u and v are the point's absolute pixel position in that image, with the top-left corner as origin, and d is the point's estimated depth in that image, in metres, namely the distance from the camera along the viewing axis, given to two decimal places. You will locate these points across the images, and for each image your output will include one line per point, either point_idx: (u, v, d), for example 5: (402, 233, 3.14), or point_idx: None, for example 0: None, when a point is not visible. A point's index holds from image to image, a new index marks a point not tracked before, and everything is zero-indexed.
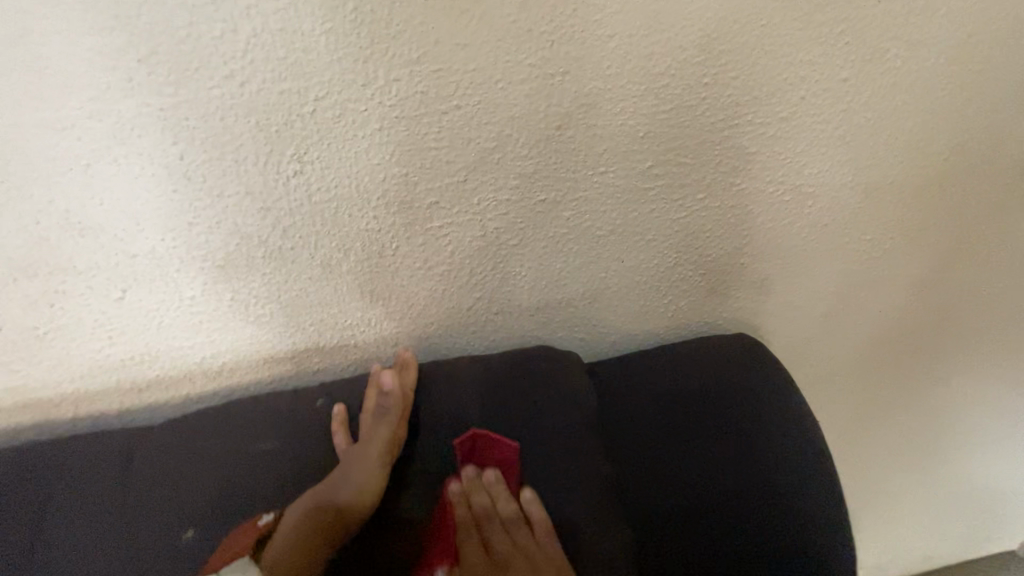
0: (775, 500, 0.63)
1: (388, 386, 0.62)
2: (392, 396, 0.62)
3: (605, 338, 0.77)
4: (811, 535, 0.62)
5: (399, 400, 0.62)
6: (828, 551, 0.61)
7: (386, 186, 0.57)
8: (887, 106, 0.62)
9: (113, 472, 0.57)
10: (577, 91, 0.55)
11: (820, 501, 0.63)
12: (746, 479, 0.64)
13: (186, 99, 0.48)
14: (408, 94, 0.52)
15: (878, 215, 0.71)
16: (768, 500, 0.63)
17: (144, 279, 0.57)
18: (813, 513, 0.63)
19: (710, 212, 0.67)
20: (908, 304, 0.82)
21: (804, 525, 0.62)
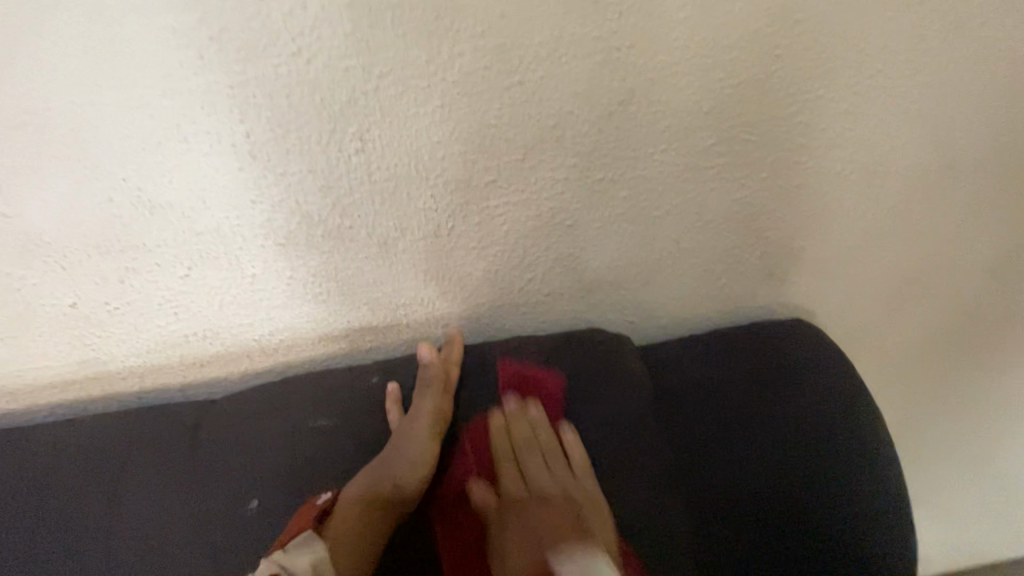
0: (847, 496, 0.61)
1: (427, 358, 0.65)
2: (432, 367, 0.65)
3: (656, 320, 0.73)
4: (884, 533, 0.60)
5: (438, 370, 0.65)
6: (900, 551, 0.60)
7: (444, 164, 0.55)
8: (972, 78, 0.57)
9: (185, 441, 0.61)
10: (644, 64, 0.52)
11: (893, 499, 0.61)
12: (814, 474, 0.62)
13: (254, 77, 0.48)
14: (471, 69, 0.50)
15: (957, 197, 0.66)
16: (838, 495, 0.61)
17: (210, 257, 0.58)
18: (886, 511, 0.61)
19: (777, 193, 0.63)
20: (991, 297, 0.76)
21: (877, 523, 0.60)
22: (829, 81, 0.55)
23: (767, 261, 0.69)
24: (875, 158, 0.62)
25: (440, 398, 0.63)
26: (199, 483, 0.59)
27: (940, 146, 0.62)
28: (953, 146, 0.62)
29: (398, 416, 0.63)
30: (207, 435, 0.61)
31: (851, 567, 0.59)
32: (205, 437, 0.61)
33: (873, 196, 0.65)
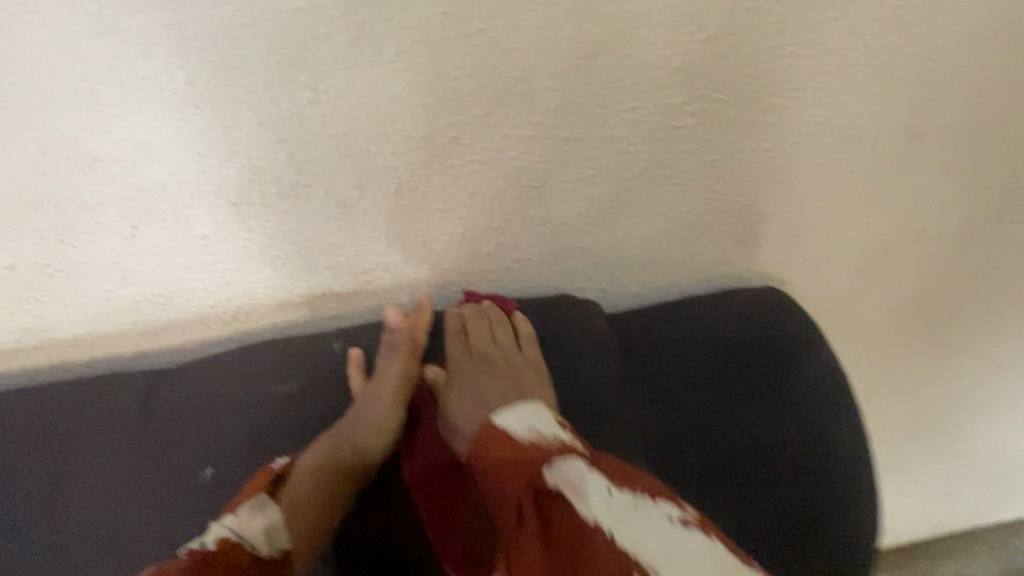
0: (801, 461, 0.65)
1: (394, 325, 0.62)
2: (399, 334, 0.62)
3: (629, 289, 0.72)
4: (837, 492, 0.64)
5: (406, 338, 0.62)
6: (851, 508, 0.64)
7: (405, 119, 0.53)
8: (938, 38, 0.57)
9: (135, 408, 0.59)
10: (609, 15, 0.50)
11: (846, 462, 0.65)
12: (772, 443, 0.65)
13: (195, 18, 0.45)
14: (428, 15, 0.47)
15: (925, 162, 0.66)
16: (793, 461, 0.65)
17: (158, 216, 0.55)
18: (838, 471, 0.65)
19: (748, 156, 0.62)
20: (951, 264, 0.77)
21: (831, 484, 0.64)
22: (798, 38, 0.54)
23: (738, 227, 0.68)
24: (846, 121, 0.61)
25: (410, 367, 0.62)
26: (150, 452, 0.57)
27: (910, 109, 0.62)
28: (923, 109, 0.62)
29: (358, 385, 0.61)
30: (159, 404, 0.59)
31: (801, 519, 0.64)
32: (157, 405, 0.59)
33: (843, 161, 0.64)
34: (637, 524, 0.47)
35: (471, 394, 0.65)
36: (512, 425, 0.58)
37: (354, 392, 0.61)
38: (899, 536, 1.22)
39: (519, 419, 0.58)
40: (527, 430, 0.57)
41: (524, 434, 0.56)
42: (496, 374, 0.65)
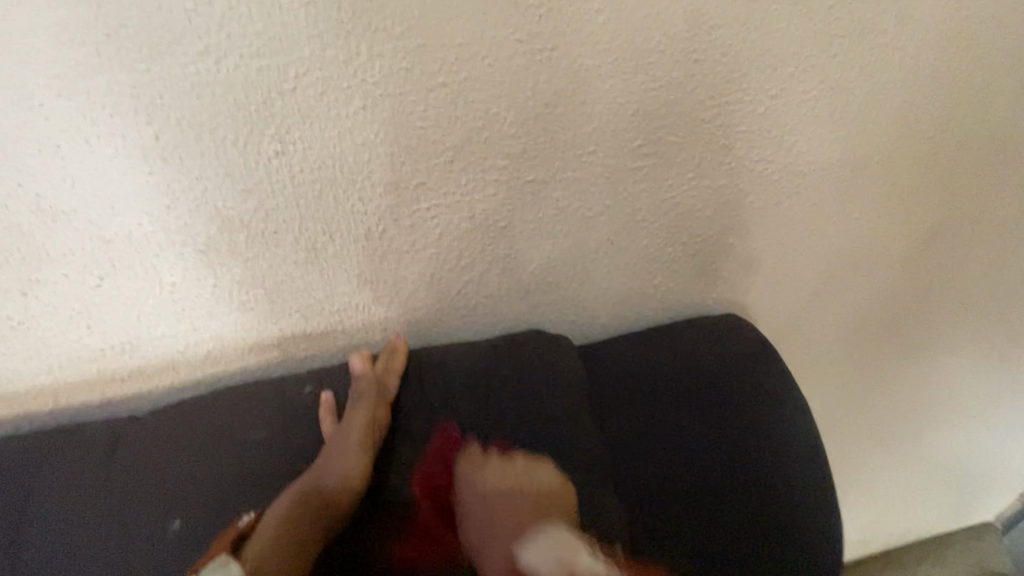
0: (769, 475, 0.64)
1: (358, 371, 0.63)
2: (364, 379, 0.63)
3: (596, 319, 0.74)
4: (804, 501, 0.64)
5: (371, 382, 0.63)
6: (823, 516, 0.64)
7: (371, 167, 0.54)
8: (875, 83, 0.61)
9: (101, 459, 0.58)
10: (565, 67, 0.52)
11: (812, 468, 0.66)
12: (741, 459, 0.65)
13: (160, 77, 0.46)
14: (391, 71, 0.49)
15: (869, 195, 0.70)
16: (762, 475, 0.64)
17: (123, 266, 0.55)
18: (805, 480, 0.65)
19: (702, 192, 0.65)
20: (899, 286, 0.82)
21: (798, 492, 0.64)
22: (744, 85, 0.58)
23: (698, 259, 0.71)
24: (794, 160, 0.65)
25: (378, 407, 0.61)
26: (116, 506, 0.56)
27: (852, 147, 0.65)
28: (863, 147, 0.66)
29: (330, 431, 0.61)
30: (126, 454, 0.58)
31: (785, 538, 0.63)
32: (123, 454, 0.58)
33: (794, 196, 0.68)
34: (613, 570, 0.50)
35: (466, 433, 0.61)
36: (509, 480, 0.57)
37: (326, 435, 0.61)
38: (868, 542, 1.27)
39: (519, 473, 0.58)
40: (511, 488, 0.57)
41: (524, 490, 0.57)
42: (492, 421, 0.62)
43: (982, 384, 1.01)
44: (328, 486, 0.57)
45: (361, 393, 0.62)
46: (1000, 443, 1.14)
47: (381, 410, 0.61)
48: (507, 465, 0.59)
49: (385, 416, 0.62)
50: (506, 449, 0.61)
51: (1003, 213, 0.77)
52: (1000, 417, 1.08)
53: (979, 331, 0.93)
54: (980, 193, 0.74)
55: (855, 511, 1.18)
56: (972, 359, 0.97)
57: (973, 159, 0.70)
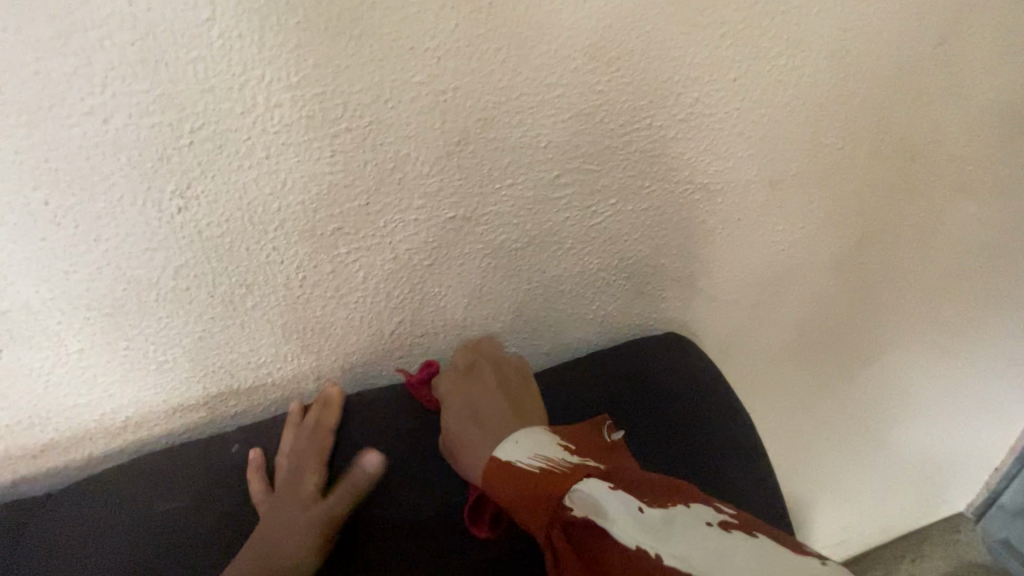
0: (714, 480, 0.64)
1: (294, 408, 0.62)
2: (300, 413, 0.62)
3: (537, 349, 0.73)
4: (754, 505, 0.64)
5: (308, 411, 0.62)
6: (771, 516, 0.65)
7: (282, 216, 0.53)
8: (779, 101, 0.63)
9: (7, 545, 0.53)
10: (471, 105, 0.53)
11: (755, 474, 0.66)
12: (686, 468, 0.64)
13: (44, 141, 0.44)
14: (292, 119, 0.48)
15: (790, 205, 0.72)
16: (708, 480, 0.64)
17: (23, 337, 0.52)
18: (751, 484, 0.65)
19: (626, 216, 0.66)
20: (833, 292, 0.83)
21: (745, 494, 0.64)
22: (653, 110, 0.59)
23: (632, 281, 0.72)
24: (712, 179, 0.66)
25: (300, 504, 0.55)
26: None
27: (767, 164, 0.68)
28: (777, 163, 0.68)
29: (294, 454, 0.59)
30: (35, 537, 0.54)
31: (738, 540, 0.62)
32: (31, 539, 0.54)
33: (717, 213, 0.69)
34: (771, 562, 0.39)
35: (469, 410, 0.58)
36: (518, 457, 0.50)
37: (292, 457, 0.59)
38: (842, 546, 1.26)
39: (518, 449, 0.51)
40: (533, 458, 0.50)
41: (530, 462, 0.49)
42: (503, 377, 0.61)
43: (929, 378, 1.04)
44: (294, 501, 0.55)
45: (287, 486, 0.56)
46: (955, 434, 1.16)
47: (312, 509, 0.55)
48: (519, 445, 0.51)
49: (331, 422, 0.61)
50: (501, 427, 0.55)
51: (919, 214, 0.80)
52: (951, 409, 1.11)
53: (916, 331, 0.95)
54: (895, 198, 0.77)
55: (825, 517, 1.18)
56: (915, 356, 0.99)
57: (883, 166, 0.73)
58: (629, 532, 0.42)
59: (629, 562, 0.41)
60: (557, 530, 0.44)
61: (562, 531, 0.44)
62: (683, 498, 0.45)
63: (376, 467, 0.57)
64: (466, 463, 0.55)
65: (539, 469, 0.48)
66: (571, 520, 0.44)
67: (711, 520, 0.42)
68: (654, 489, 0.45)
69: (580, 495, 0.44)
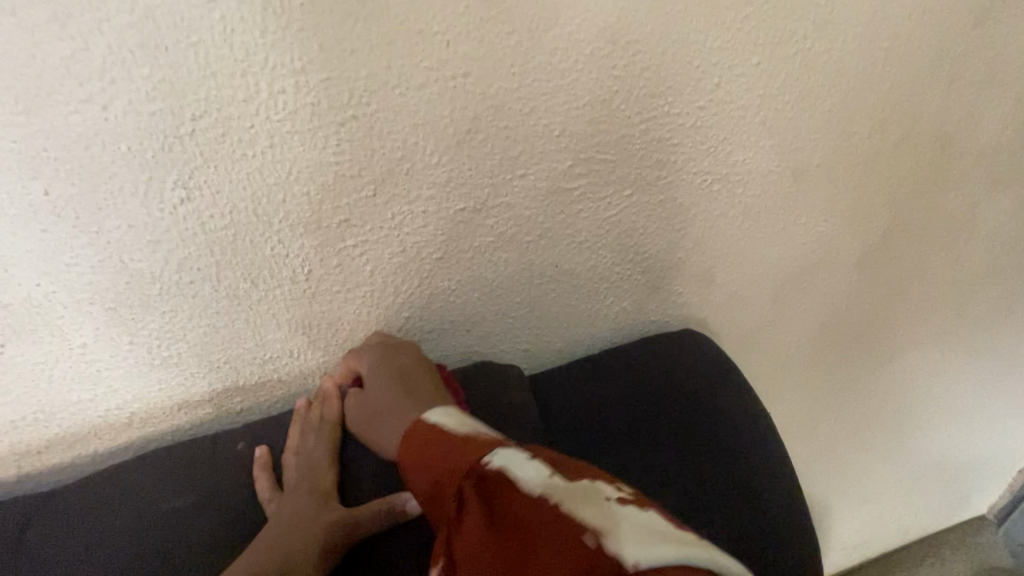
0: (735, 481, 0.62)
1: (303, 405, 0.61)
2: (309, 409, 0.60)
3: (549, 345, 0.71)
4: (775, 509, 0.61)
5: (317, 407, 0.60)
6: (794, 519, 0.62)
7: (288, 207, 0.51)
8: (804, 87, 0.60)
9: (12, 542, 0.53)
10: (482, 92, 0.51)
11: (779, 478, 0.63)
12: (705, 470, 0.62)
13: (42, 129, 0.43)
14: (297, 106, 0.47)
15: (813, 197, 0.69)
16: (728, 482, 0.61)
17: (25, 331, 0.51)
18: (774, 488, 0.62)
19: (642, 208, 0.63)
20: (856, 287, 0.80)
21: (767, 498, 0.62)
22: (671, 97, 0.56)
23: (648, 276, 0.69)
24: (732, 169, 0.63)
25: (312, 502, 0.54)
26: None
27: (790, 153, 0.65)
28: (801, 152, 0.65)
29: (303, 451, 0.57)
30: (40, 534, 0.53)
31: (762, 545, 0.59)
32: (36, 536, 0.53)
33: (737, 205, 0.66)
34: (667, 541, 0.36)
35: (393, 388, 0.55)
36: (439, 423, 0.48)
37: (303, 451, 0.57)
38: (861, 549, 1.23)
39: (448, 418, 0.49)
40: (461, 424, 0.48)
41: (461, 428, 0.47)
42: (405, 368, 0.57)
43: (955, 377, 1.00)
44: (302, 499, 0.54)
45: (300, 481, 0.55)
46: (980, 435, 1.13)
47: (326, 511, 0.53)
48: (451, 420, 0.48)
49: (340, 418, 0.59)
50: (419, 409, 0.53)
51: (949, 206, 0.77)
52: (976, 408, 1.07)
53: (942, 328, 0.92)
54: (924, 190, 0.74)
55: (844, 518, 1.15)
56: (940, 354, 0.95)
57: (911, 156, 0.70)
58: (532, 483, 0.39)
59: (529, 519, 0.37)
60: (471, 478, 0.41)
61: (472, 481, 0.41)
62: (589, 474, 0.42)
63: (415, 509, 0.53)
64: (382, 433, 0.55)
65: (464, 437, 0.45)
66: (484, 472, 0.41)
67: (610, 495, 0.39)
68: (570, 467, 0.42)
69: (503, 456, 0.42)
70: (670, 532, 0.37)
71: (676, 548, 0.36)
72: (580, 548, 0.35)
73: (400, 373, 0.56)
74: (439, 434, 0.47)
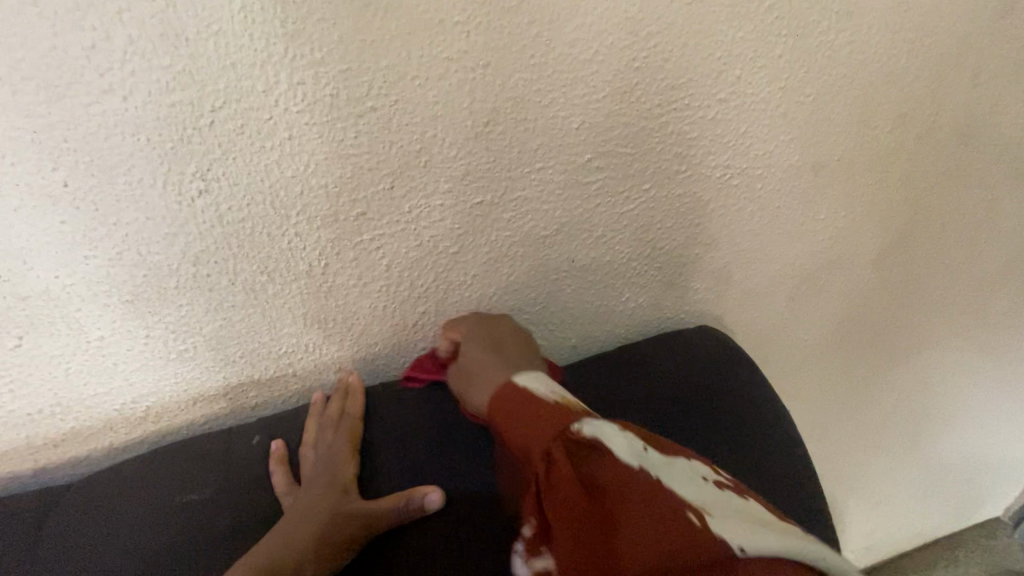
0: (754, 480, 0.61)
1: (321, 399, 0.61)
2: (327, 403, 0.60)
3: (564, 341, 0.71)
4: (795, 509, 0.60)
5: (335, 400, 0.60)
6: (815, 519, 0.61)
7: (305, 200, 0.51)
8: (826, 80, 0.59)
9: (28, 534, 0.53)
10: (501, 84, 0.50)
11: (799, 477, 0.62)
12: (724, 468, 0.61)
13: (63, 120, 0.43)
14: (316, 97, 0.46)
15: (833, 192, 0.68)
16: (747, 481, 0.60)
17: (43, 324, 0.51)
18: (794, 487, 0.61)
19: (660, 202, 0.62)
20: (875, 284, 0.79)
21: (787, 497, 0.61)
22: (692, 90, 0.56)
23: (664, 272, 0.69)
24: (752, 163, 0.62)
25: (332, 494, 0.53)
26: None
27: (810, 147, 0.64)
28: (822, 146, 0.64)
29: (322, 444, 0.57)
30: (56, 527, 0.53)
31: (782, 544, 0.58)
32: (53, 529, 0.53)
33: (756, 200, 0.66)
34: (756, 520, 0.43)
35: (485, 352, 0.57)
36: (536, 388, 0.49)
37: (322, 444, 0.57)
38: (875, 550, 1.22)
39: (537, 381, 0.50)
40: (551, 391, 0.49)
41: (550, 395, 0.48)
42: (512, 339, 0.58)
43: (973, 376, 0.99)
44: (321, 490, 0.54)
45: (318, 475, 0.55)
46: (998, 436, 1.11)
47: (343, 504, 0.53)
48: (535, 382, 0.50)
49: (358, 411, 0.59)
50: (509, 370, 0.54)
51: (971, 202, 0.76)
52: (994, 409, 1.06)
53: (961, 327, 0.90)
54: (946, 186, 0.73)
55: (859, 519, 1.14)
56: (959, 353, 0.94)
57: (934, 151, 0.69)
58: (630, 461, 0.43)
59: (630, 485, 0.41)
60: (560, 442, 0.42)
61: (563, 446, 0.42)
62: (672, 449, 0.47)
63: (434, 505, 0.53)
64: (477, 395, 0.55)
65: (556, 403, 0.47)
66: (579, 441, 0.42)
67: (706, 475, 0.46)
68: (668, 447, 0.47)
69: (595, 427, 0.43)
70: (758, 515, 0.44)
71: (775, 536, 0.42)
72: (676, 533, 0.39)
73: (505, 341, 0.58)
74: (529, 394, 0.48)
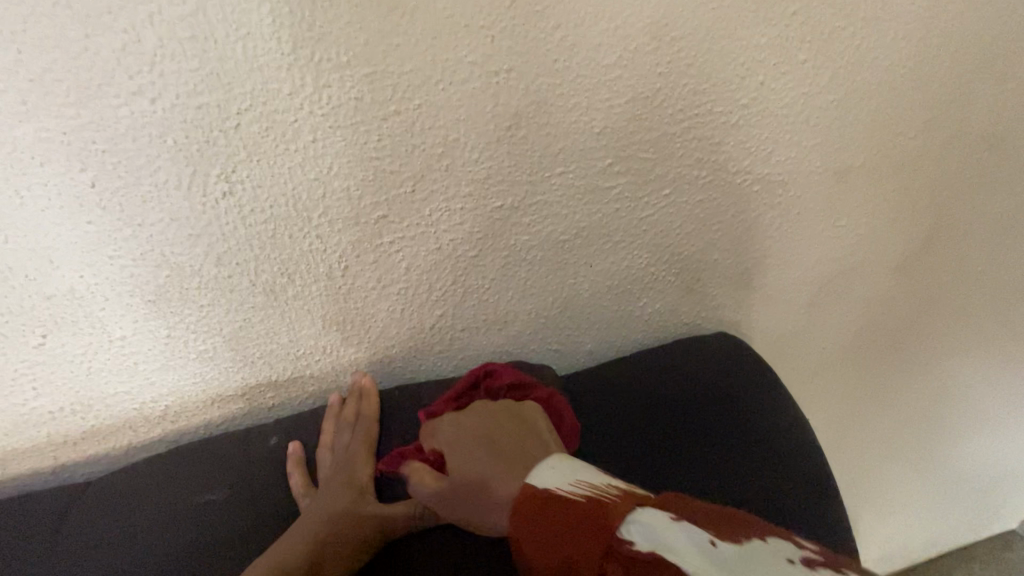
0: (773, 487, 0.60)
1: (336, 400, 0.61)
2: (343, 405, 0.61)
3: (580, 346, 0.70)
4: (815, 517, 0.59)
5: (351, 401, 0.60)
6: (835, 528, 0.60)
7: (327, 203, 0.51)
8: (850, 86, 0.59)
9: (49, 531, 0.53)
10: (525, 88, 0.50)
11: (820, 485, 0.61)
12: (743, 475, 0.60)
13: (92, 121, 0.43)
14: (340, 101, 0.46)
15: (855, 199, 0.67)
16: (766, 488, 0.60)
17: (67, 323, 0.52)
18: (814, 496, 0.60)
19: (680, 208, 0.62)
20: (895, 292, 0.78)
21: (807, 506, 0.60)
22: (715, 95, 0.55)
23: (683, 278, 0.68)
24: (773, 169, 0.62)
25: (352, 495, 0.53)
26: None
27: (833, 154, 0.63)
28: (844, 152, 0.63)
29: (340, 445, 0.58)
30: (76, 525, 0.53)
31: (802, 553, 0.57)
32: (72, 526, 0.53)
33: (777, 206, 0.65)
34: None
35: (481, 445, 0.51)
36: (559, 486, 0.44)
37: (340, 446, 0.58)
38: (889, 561, 1.20)
39: (563, 476, 0.45)
40: (577, 485, 0.44)
41: (577, 490, 0.43)
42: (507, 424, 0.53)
43: (992, 387, 0.97)
44: (342, 491, 0.54)
45: (337, 476, 0.55)
46: (1016, 447, 1.09)
47: (357, 511, 0.52)
48: (557, 474, 0.45)
49: (374, 412, 0.59)
50: (520, 465, 0.48)
51: (994, 210, 0.75)
52: (1013, 420, 1.04)
53: (982, 336, 0.89)
54: (969, 193, 0.72)
55: (874, 529, 1.12)
56: (978, 363, 0.93)
57: (958, 157, 0.68)
58: (700, 568, 0.35)
59: None
60: (608, 557, 0.38)
61: (615, 565, 0.37)
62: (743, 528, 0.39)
63: (451, 516, 0.52)
64: (485, 503, 0.47)
65: (591, 499, 0.42)
66: (632, 555, 0.37)
67: (793, 556, 0.37)
68: (739, 526, 0.39)
69: (639, 530, 0.38)
70: None
71: None
72: None
73: (496, 425, 0.53)
74: (555, 495, 0.43)
